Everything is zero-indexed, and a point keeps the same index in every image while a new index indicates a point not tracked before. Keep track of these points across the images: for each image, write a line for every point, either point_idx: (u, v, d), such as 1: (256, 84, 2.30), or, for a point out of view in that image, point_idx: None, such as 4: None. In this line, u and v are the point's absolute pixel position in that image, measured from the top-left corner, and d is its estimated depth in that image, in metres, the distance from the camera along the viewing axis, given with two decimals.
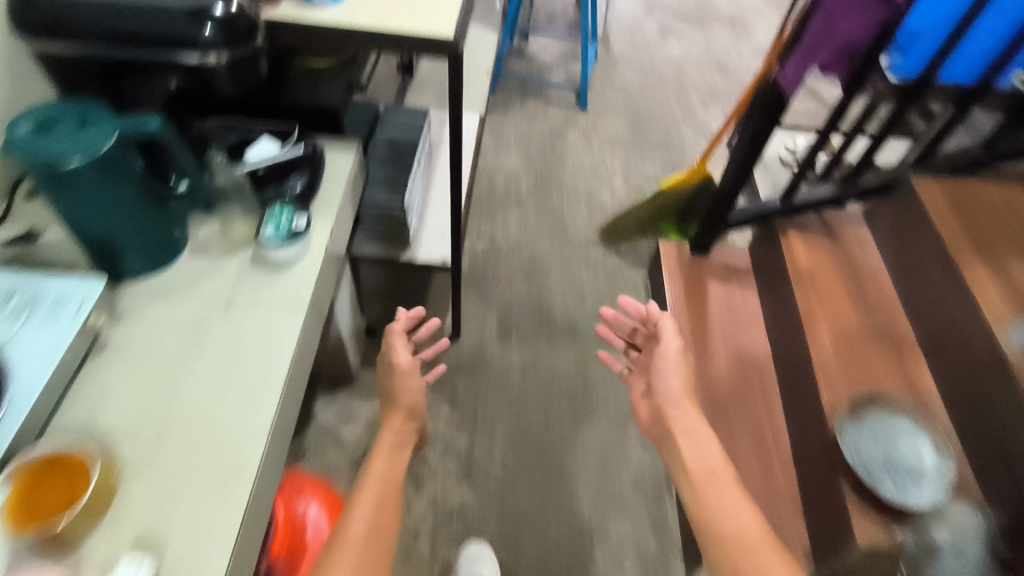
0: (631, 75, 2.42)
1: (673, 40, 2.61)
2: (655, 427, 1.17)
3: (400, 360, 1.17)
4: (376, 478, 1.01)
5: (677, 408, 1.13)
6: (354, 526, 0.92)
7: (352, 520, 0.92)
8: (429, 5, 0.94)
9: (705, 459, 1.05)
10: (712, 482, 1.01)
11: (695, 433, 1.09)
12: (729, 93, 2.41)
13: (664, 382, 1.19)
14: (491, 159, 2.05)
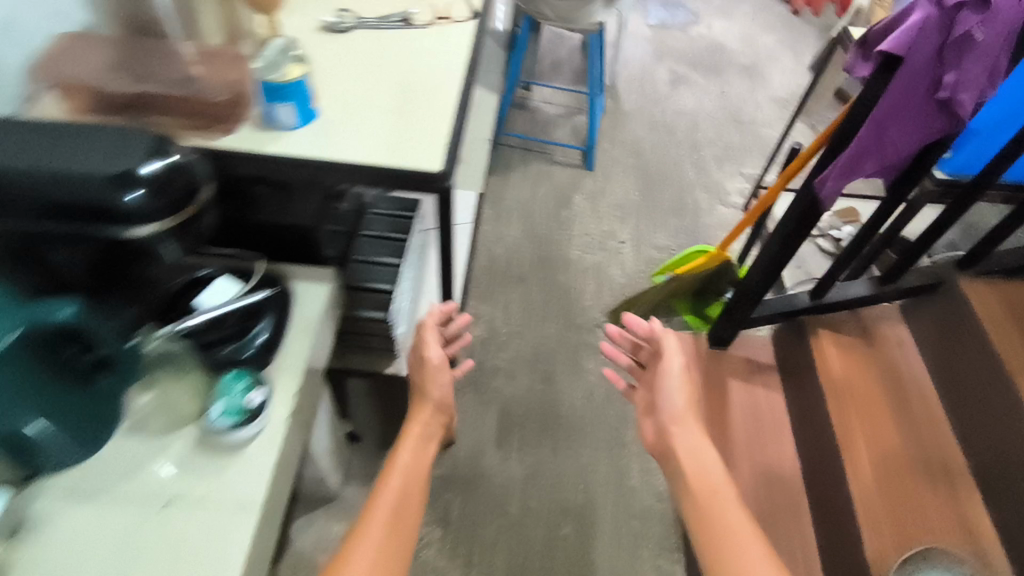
0: (641, 130, 2.28)
1: (684, 91, 2.48)
2: (658, 442, 1.22)
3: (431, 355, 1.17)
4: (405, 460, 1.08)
5: (680, 424, 1.18)
6: (378, 510, 0.96)
7: (378, 500, 0.98)
8: (412, 129, 0.81)
9: (707, 477, 1.09)
10: (716, 499, 1.06)
11: (697, 449, 1.14)
12: (745, 150, 2.27)
13: (667, 398, 1.23)
14: (492, 229, 1.92)
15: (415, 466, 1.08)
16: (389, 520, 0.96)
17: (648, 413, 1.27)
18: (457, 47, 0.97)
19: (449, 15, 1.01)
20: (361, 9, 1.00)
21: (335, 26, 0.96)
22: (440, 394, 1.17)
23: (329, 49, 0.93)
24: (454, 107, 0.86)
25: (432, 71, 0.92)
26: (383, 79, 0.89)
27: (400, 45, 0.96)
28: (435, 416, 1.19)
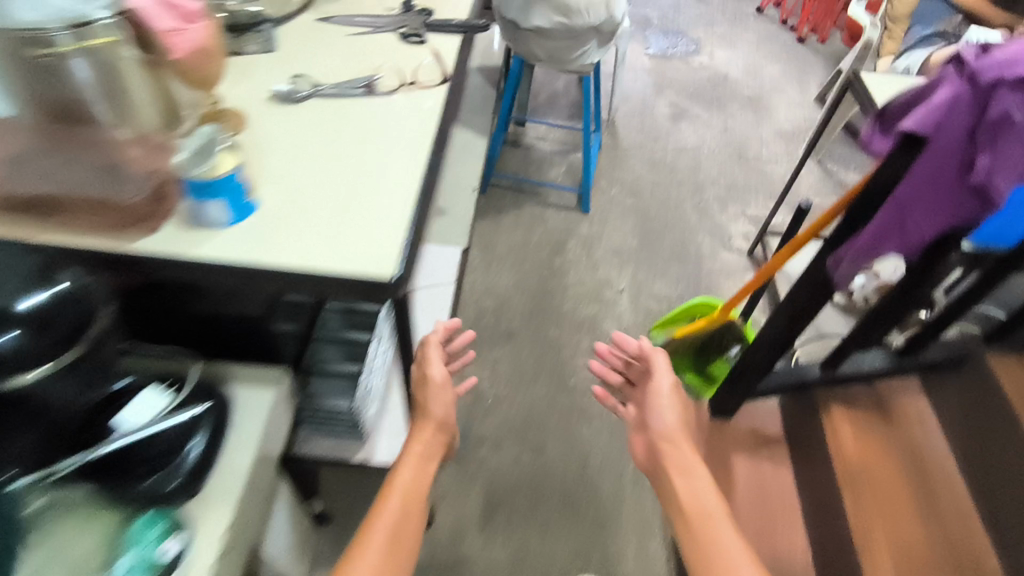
0: (640, 169, 2.19)
1: (686, 125, 2.38)
2: (649, 459, 1.16)
3: (432, 374, 1.14)
4: (408, 476, 1.05)
5: (671, 443, 1.12)
6: (378, 527, 0.96)
7: (379, 518, 0.98)
8: (364, 225, 0.71)
9: (701, 500, 1.02)
10: (707, 521, 0.99)
11: (685, 464, 1.09)
12: (749, 189, 2.16)
13: (658, 417, 1.18)
14: (481, 279, 1.82)
15: (416, 483, 1.05)
16: (388, 538, 0.95)
17: (640, 429, 1.22)
18: (425, 118, 0.86)
19: (417, 79, 0.91)
20: (320, 74, 0.90)
21: (289, 95, 0.86)
22: (441, 412, 1.13)
23: (280, 123, 0.83)
24: (415, 195, 0.75)
25: (394, 149, 0.82)
26: (338, 160, 0.79)
27: (361, 117, 0.86)
28: (435, 437, 1.13)
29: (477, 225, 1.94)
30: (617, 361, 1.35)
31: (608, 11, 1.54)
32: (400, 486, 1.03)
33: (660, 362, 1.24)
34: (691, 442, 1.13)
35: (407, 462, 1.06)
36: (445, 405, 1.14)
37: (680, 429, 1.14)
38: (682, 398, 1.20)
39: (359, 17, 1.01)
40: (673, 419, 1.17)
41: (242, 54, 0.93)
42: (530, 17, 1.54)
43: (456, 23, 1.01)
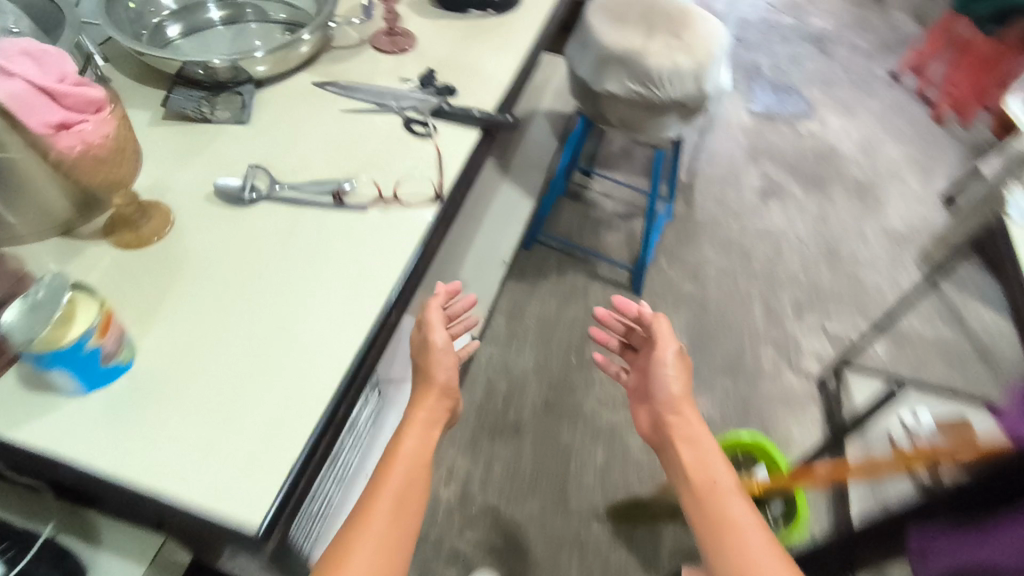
0: (711, 251, 1.90)
1: (775, 206, 2.06)
2: (656, 435, 0.88)
3: (436, 337, 0.88)
4: (412, 444, 0.81)
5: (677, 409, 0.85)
6: (382, 501, 0.73)
7: (381, 493, 0.74)
8: (245, 436, 0.52)
9: (704, 467, 0.79)
10: (713, 492, 0.76)
11: (691, 433, 0.83)
12: (836, 298, 1.83)
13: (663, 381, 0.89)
14: (500, 356, 1.61)
15: (420, 448, 0.82)
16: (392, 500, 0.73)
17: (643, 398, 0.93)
18: (393, 254, 0.66)
19: (403, 191, 0.71)
20: (286, 168, 0.72)
21: (236, 194, 0.68)
22: (446, 376, 0.88)
23: (212, 235, 0.65)
24: (331, 391, 0.55)
25: (337, 299, 0.62)
26: (261, 307, 0.61)
27: (315, 239, 0.66)
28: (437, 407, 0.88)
29: (509, 288, 1.74)
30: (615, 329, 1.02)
31: (696, 85, 1.28)
32: (407, 454, 0.79)
33: (662, 330, 0.93)
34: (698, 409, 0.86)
35: (408, 429, 0.83)
36: (448, 367, 0.89)
37: (686, 397, 0.87)
38: (685, 358, 0.92)
39: (363, 89, 0.82)
40: (679, 384, 0.89)
41: (210, 123, 0.76)
42: (602, 80, 1.30)
43: (478, 112, 0.79)
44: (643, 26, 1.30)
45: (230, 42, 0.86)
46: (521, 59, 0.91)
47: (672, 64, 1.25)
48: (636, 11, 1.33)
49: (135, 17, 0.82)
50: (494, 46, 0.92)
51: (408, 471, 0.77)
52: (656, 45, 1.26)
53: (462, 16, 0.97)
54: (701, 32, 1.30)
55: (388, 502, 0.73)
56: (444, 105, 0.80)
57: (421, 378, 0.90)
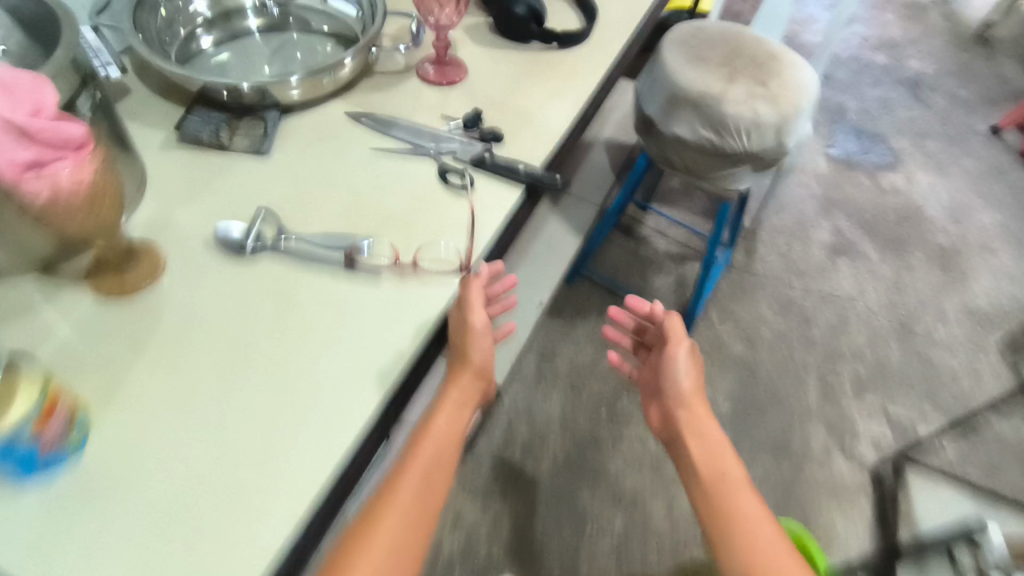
0: (767, 310, 1.76)
1: (843, 266, 1.88)
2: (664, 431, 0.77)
3: (478, 319, 0.60)
4: (444, 425, 0.62)
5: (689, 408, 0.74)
6: (401, 502, 0.54)
7: (399, 500, 0.54)
8: (192, 560, 0.44)
9: (713, 462, 0.69)
10: (728, 488, 0.66)
11: (701, 428, 0.72)
12: (903, 379, 1.65)
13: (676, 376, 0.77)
14: (525, 399, 1.51)
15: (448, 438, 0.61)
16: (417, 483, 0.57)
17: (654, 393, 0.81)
18: (400, 337, 0.56)
19: (425, 259, 0.62)
20: (299, 217, 0.64)
21: (238, 244, 0.60)
22: (484, 357, 0.63)
23: (207, 289, 0.58)
24: (299, 517, 0.47)
25: (328, 388, 0.53)
26: (242, 385, 0.53)
27: (318, 305, 0.58)
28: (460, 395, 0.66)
29: (544, 324, 1.63)
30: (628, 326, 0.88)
31: (776, 140, 1.15)
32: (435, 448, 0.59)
33: (676, 327, 0.81)
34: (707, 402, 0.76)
35: (441, 408, 0.62)
36: (488, 346, 0.62)
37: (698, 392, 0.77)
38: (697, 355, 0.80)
39: (400, 126, 0.73)
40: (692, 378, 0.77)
41: (226, 152, 0.68)
42: (671, 122, 1.18)
43: (523, 169, 0.69)
44: (724, 68, 1.17)
45: (265, 56, 0.78)
46: (581, 106, 0.80)
47: (752, 114, 1.12)
48: (718, 50, 1.20)
49: (164, 23, 0.75)
50: (553, 87, 0.82)
51: (439, 459, 0.59)
52: (736, 91, 1.13)
53: (522, 47, 0.86)
54: (789, 80, 1.17)
55: (410, 500, 0.55)
56: (486, 156, 0.70)
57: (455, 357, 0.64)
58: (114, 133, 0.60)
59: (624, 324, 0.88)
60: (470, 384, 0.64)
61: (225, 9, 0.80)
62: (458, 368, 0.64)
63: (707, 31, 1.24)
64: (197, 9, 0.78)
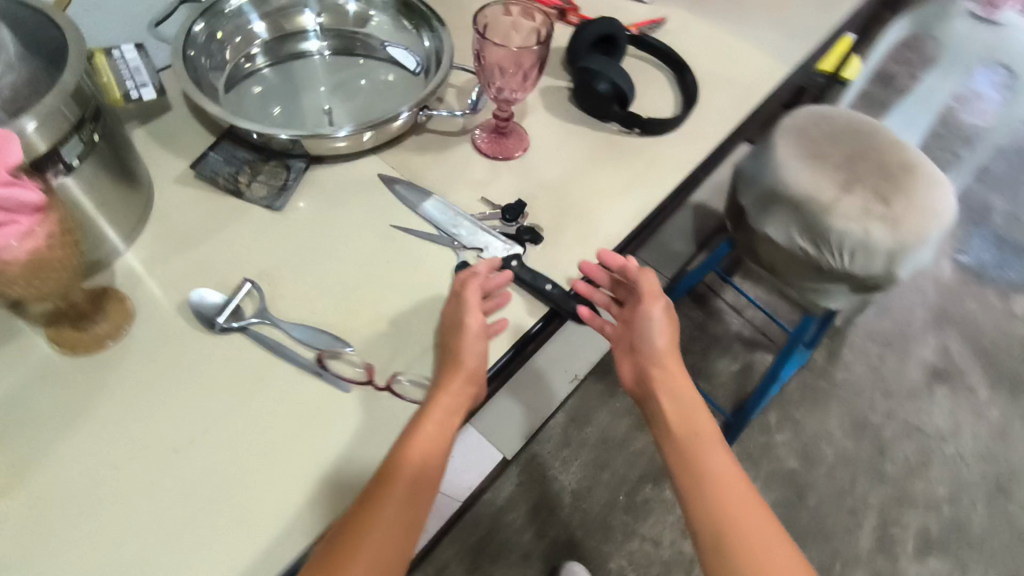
0: (836, 428, 1.54)
1: (943, 396, 1.62)
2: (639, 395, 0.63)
3: (474, 321, 0.54)
4: (439, 426, 0.50)
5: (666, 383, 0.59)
6: (405, 478, 0.48)
7: (400, 477, 0.47)
8: None
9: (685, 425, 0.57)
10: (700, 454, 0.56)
11: (689, 403, 0.59)
12: (979, 552, 1.42)
13: (650, 343, 0.60)
14: (542, 463, 1.41)
15: (448, 418, 0.51)
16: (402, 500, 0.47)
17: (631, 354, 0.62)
18: (350, 476, 0.49)
19: (405, 376, 0.54)
20: (288, 295, 0.58)
21: (211, 318, 0.54)
22: (478, 360, 0.53)
23: (165, 363, 0.53)
24: None
25: (257, 519, 0.47)
26: (172, 488, 0.48)
27: (274, 405, 0.51)
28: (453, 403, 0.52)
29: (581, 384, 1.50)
30: (602, 282, 0.63)
31: (885, 268, 0.97)
32: (435, 434, 0.50)
33: (650, 286, 0.61)
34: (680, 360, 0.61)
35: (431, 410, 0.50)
36: (484, 352, 0.53)
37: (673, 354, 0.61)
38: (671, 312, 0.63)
39: (432, 202, 0.65)
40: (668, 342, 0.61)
41: (239, 199, 0.63)
42: (763, 220, 1.02)
43: (551, 287, 0.59)
44: (842, 172, 1.00)
45: (321, 88, 0.71)
46: (643, 213, 0.69)
47: (862, 233, 0.95)
48: (841, 147, 1.03)
49: (218, 44, 0.69)
50: (618, 182, 0.71)
51: (424, 474, 0.49)
52: (849, 205, 0.97)
53: (597, 127, 0.75)
54: (919, 201, 0.98)
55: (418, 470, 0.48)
56: (514, 261, 0.61)
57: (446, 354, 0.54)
58: (115, 171, 0.56)
59: (596, 280, 0.63)
60: (462, 388, 0.52)
61: (284, 30, 0.73)
62: (448, 365, 0.53)
63: (833, 120, 1.06)
64: (255, 30, 0.72)
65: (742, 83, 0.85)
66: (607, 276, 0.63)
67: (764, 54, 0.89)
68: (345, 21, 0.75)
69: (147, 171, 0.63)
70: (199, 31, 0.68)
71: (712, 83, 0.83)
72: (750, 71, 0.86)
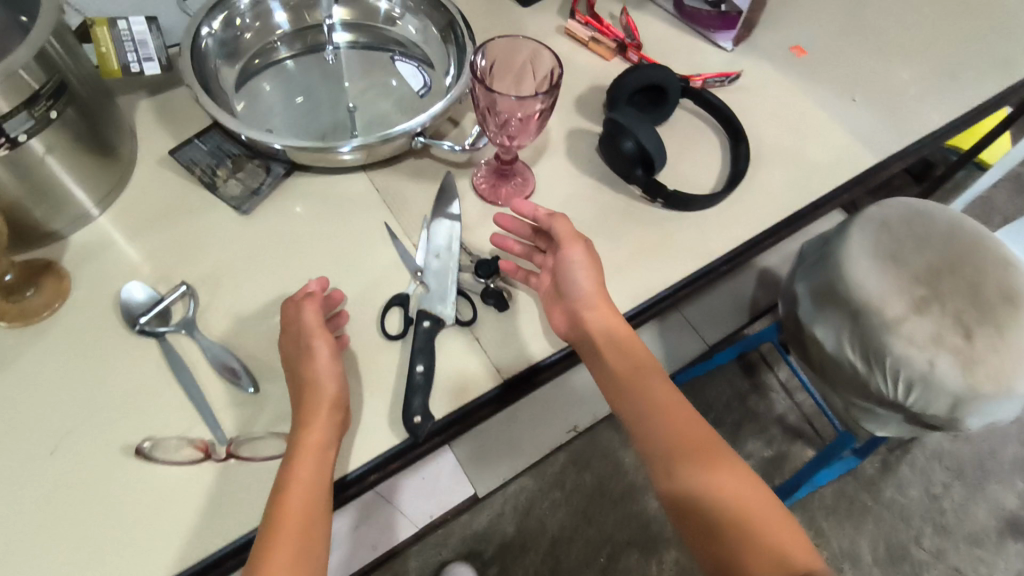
0: (869, 553, 1.35)
1: (1014, 552, 1.37)
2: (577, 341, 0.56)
3: (320, 347, 0.48)
4: (320, 450, 0.45)
5: (608, 330, 0.54)
6: (297, 489, 0.43)
7: (293, 489, 0.43)
8: None
9: (638, 370, 0.53)
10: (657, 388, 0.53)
11: (626, 346, 0.54)
12: None
13: (575, 286, 0.55)
14: (530, 500, 1.33)
15: (323, 458, 0.45)
16: (298, 518, 0.43)
17: (560, 303, 0.56)
18: (202, 531, 0.45)
19: (252, 438, 0.48)
20: (218, 308, 0.54)
21: (133, 318, 0.52)
22: (338, 383, 0.48)
23: (74, 354, 0.51)
24: None
25: (94, 550, 0.43)
26: (31, 488, 0.45)
27: (161, 424, 0.48)
28: (327, 420, 0.46)
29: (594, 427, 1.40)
30: (522, 233, 0.61)
31: (946, 414, 0.82)
32: (313, 461, 0.44)
33: (564, 229, 0.56)
34: (608, 303, 0.54)
35: (301, 441, 0.45)
36: (339, 372, 0.48)
37: (598, 293, 0.55)
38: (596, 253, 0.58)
39: (440, 221, 0.61)
40: (596, 285, 0.55)
41: (212, 192, 0.60)
42: (814, 318, 0.89)
43: (420, 370, 0.52)
44: (921, 286, 0.84)
45: (340, 86, 0.68)
46: (634, 300, 0.61)
47: (925, 364, 0.80)
48: (927, 256, 0.87)
49: (237, 29, 0.67)
50: (620, 257, 0.63)
51: (314, 493, 0.44)
52: (918, 327, 0.82)
53: (617, 188, 0.67)
54: (1012, 345, 0.81)
55: (311, 480, 0.44)
56: (426, 321, 0.54)
57: (304, 385, 0.48)
58: (88, 140, 0.54)
59: (517, 229, 0.60)
60: (328, 421, 0.46)
61: (307, 22, 0.70)
62: (308, 404, 0.46)
63: (931, 222, 0.90)
64: (276, 18, 0.69)
65: (812, 165, 0.73)
66: (526, 223, 0.60)
67: (851, 136, 0.76)
68: (376, 19, 0.71)
69: (136, 144, 0.62)
70: (217, 20, 0.65)
71: (775, 159, 0.72)
72: (827, 153, 0.74)
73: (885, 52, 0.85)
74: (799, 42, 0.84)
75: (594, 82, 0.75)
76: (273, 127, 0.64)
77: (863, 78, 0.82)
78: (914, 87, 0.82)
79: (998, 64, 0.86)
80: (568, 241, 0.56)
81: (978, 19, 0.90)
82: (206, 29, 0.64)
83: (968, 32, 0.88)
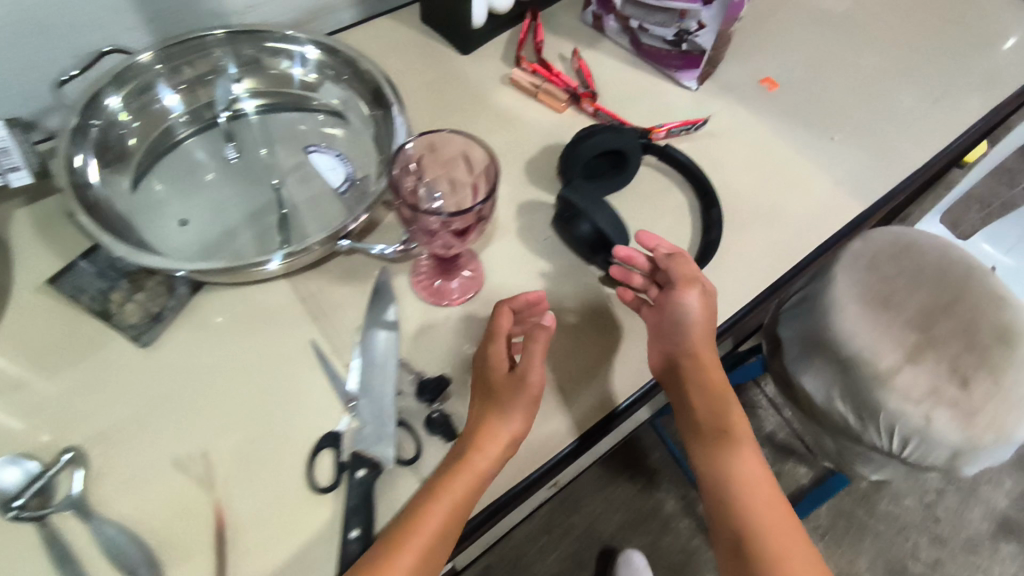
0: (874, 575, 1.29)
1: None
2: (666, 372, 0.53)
3: (534, 381, 0.47)
4: (479, 475, 0.45)
5: (706, 377, 0.52)
6: (447, 503, 0.44)
7: (454, 487, 0.44)
8: None
9: (722, 425, 0.52)
10: (738, 446, 0.52)
11: (721, 401, 0.53)
12: None
13: (680, 327, 0.52)
14: (519, 548, 1.23)
15: (479, 486, 0.45)
16: (431, 538, 0.43)
17: (657, 338, 0.54)
18: None
19: None
20: (108, 472, 0.45)
21: (6, 502, 0.43)
22: (520, 426, 0.47)
23: None
24: None
25: None
26: None
27: None
28: (501, 445, 0.46)
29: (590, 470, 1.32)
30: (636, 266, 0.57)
31: (942, 463, 0.76)
32: (469, 482, 0.45)
33: (682, 272, 0.53)
34: (713, 354, 0.53)
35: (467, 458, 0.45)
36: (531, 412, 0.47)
37: (705, 336, 0.53)
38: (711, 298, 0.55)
39: (375, 334, 0.53)
40: (703, 333, 0.52)
41: (107, 322, 0.51)
42: (801, 367, 0.82)
43: (355, 537, 0.44)
44: (914, 332, 0.78)
45: (253, 171, 0.59)
46: (609, 407, 0.53)
47: (923, 421, 0.75)
48: (919, 296, 0.80)
49: (119, 123, 0.57)
50: (587, 357, 0.55)
51: (455, 516, 0.44)
52: (913, 378, 0.76)
53: (576, 270, 0.59)
54: (1009, 390, 0.75)
55: (463, 501, 0.44)
56: (361, 470, 0.46)
57: (494, 391, 0.48)
58: None
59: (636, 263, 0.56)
60: (501, 453, 0.46)
61: (202, 100, 0.61)
62: (487, 425, 0.46)
63: (921, 255, 0.83)
64: (167, 102, 0.60)
65: (791, 220, 0.66)
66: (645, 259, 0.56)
67: (833, 180, 0.69)
68: (290, 86, 0.63)
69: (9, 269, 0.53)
70: (97, 119, 0.55)
71: (750, 217, 0.65)
72: (807, 205, 0.67)
73: (860, 77, 0.78)
74: (769, 74, 0.77)
75: (545, 142, 0.67)
76: (174, 252, 0.53)
77: (841, 111, 0.75)
78: (894, 117, 0.75)
79: (980, 82, 0.79)
80: (689, 285, 0.53)
81: (954, 34, 0.84)
82: (79, 159, 0.53)
83: (943, 49, 0.82)
